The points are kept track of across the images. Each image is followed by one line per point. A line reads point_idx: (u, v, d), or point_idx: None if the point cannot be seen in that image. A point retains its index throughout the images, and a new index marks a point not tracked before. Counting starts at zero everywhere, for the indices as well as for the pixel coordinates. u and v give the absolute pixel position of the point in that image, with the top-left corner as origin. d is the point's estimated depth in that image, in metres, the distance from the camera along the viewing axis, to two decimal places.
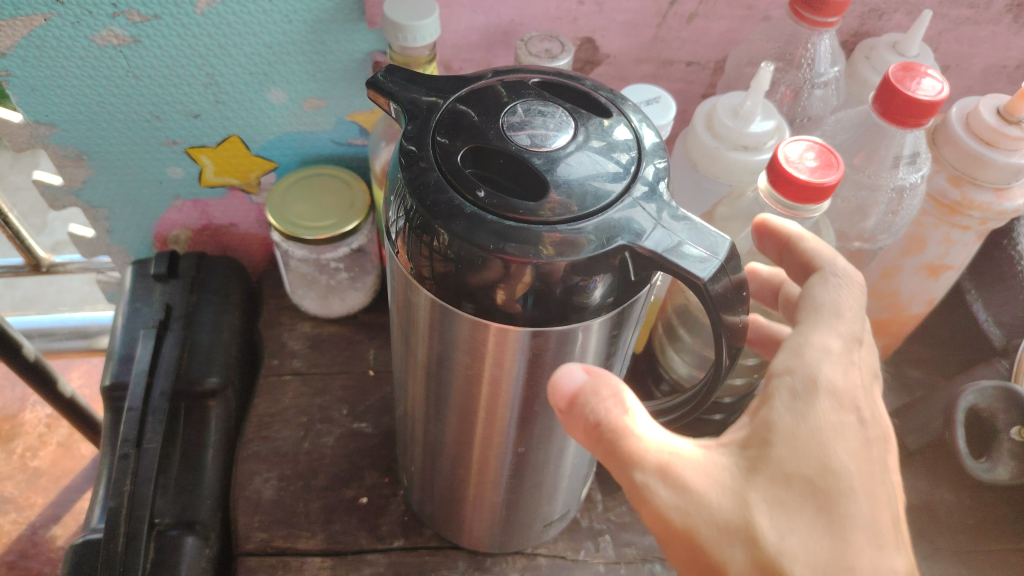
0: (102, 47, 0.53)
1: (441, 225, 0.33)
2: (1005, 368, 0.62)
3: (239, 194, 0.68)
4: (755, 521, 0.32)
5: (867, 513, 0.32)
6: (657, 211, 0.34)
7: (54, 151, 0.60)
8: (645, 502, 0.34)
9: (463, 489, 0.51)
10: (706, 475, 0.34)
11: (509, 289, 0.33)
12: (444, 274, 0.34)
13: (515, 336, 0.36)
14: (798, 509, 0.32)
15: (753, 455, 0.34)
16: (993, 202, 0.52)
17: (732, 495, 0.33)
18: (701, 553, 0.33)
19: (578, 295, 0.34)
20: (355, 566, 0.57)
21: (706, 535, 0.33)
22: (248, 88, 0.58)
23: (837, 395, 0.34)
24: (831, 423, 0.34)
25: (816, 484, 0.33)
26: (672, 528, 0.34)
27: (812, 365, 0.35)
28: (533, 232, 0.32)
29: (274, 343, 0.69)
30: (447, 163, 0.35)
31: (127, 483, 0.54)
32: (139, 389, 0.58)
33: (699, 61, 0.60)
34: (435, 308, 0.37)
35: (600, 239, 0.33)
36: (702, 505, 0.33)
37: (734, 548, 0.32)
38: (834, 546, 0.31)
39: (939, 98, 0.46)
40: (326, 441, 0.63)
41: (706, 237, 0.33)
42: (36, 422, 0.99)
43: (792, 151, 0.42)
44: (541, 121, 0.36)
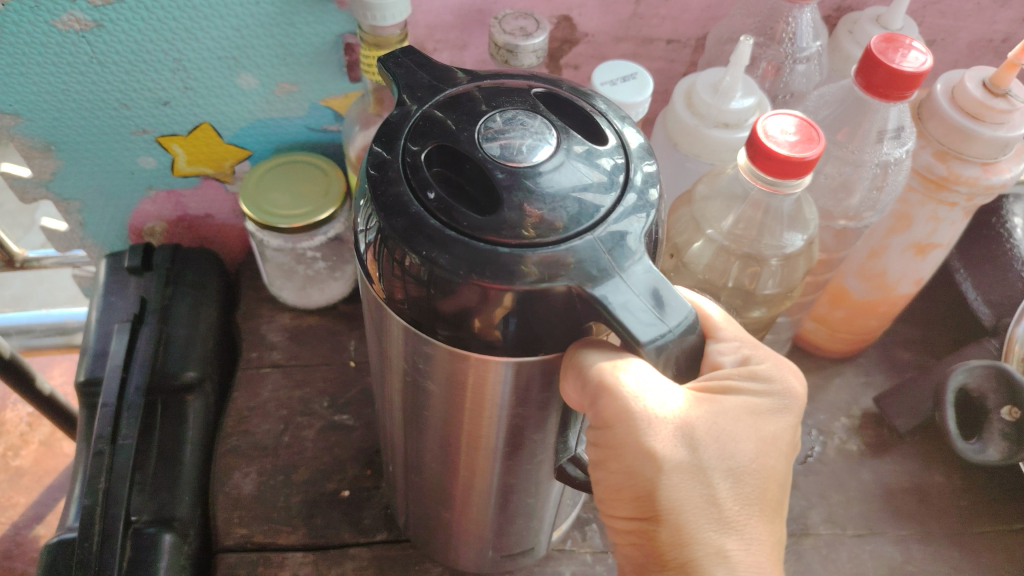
0: (63, 32, 0.52)
1: (410, 247, 0.31)
2: (996, 347, 0.61)
3: (214, 183, 0.66)
4: (703, 459, 0.36)
5: (779, 474, 0.38)
6: (624, 253, 0.31)
7: (21, 143, 0.59)
8: (605, 425, 0.35)
9: (442, 508, 0.49)
10: (673, 420, 0.35)
11: (486, 316, 0.32)
12: (418, 296, 0.32)
13: (497, 372, 0.35)
14: (739, 458, 0.37)
15: (716, 403, 0.37)
16: (979, 177, 0.51)
17: (689, 433, 0.36)
18: (644, 473, 0.36)
19: (556, 314, 0.32)
20: (337, 561, 0.56)
21: (653, 462, 0.35)
22: (217, 74, 0.57)
23: (788, 389, 0.39)
24: (773, 403, 0.39)
25: (753, 444, 0.37)
26: (620, 452, 0.36)
27: (772, 365, 0.39)
28: (507, 259, 0.31)
29: (253, 335, 0.68)
30: (415, 177, 0.33)
31: (102, 479, 0.52)
32: (114, 385, 0.56)
33: (680, 39, 0.59)
34: (408, 334, 0.35)
35: (543, 272, 0.30)
36: (661, 443, 0.35)
37: (679, 478, 0.36)
38: (756, 492, 0.37)
39: (923, 70, 0.45)
40: (307, 434, 0.62)
41: (667, 300, 0.31)
42: (17, 421, 0.98)
43: (772, 126, 0.41)
44: (519, 132, 0.34)
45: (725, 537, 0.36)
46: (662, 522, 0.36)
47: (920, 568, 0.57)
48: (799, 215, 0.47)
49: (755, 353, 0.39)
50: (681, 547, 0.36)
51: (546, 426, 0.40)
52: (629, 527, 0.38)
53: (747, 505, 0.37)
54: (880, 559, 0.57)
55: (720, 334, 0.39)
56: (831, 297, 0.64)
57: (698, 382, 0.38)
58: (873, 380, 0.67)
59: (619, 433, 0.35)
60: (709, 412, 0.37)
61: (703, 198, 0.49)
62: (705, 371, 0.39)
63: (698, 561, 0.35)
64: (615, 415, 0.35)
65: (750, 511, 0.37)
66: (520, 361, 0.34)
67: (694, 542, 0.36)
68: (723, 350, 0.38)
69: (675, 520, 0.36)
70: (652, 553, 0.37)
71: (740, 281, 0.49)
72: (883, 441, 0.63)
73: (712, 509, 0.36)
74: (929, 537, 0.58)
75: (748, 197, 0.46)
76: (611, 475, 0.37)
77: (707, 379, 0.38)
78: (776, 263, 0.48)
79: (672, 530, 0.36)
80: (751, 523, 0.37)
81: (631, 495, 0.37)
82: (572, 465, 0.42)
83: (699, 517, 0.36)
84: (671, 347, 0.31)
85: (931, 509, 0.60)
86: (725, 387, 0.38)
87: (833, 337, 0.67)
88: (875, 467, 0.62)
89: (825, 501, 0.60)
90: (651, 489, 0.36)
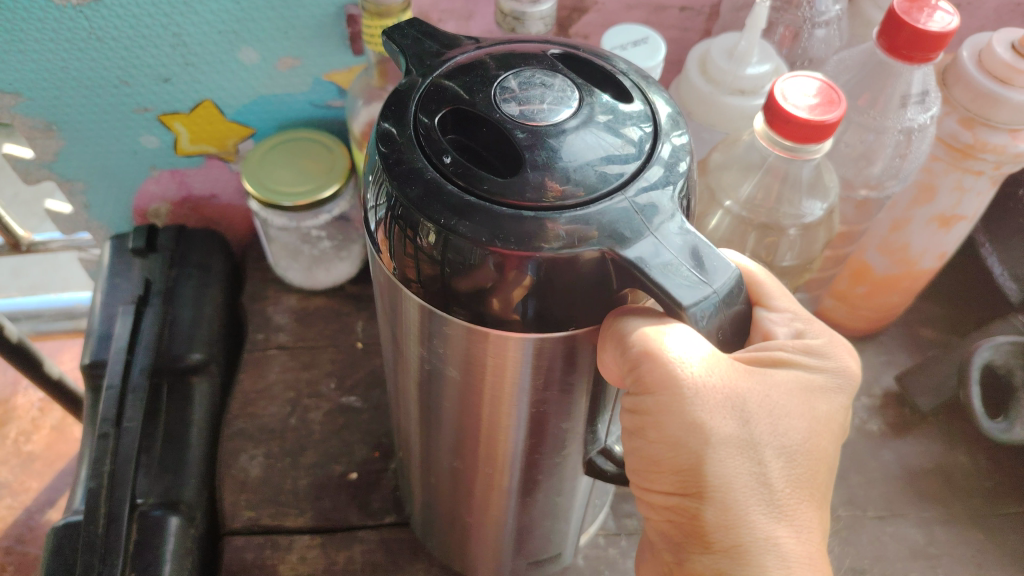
0: (60, 7, 0.51)
1: (426, 214, 0.30)
2: (1022, 324, 0.59)
3: (218, 162, 0.65)
4: (755, 434, 0.34)
5: (830, 456, 0.37)
6: (657, 214, 0.30)
7: (22, 123, 0.58)
8: (648, 391, 0.33)
9: (457, 505, 0.47)
10: (725, 393, 0.33)
11: (506, 294, 0.30)
12: (432, 271, 0.31)
13: (518, 351, 0.33)
14: (791, 437, 0.35)
15: (768, 377, 0.35)
16: (1008, 144, 0.49)
17: (742, 407, 0.34)
18: (690, 447, 0.33)
19: (582, 286, 0.30)
20: (345, 544, 0.55)
21: (701, 435, 0.33)
22: (218, 49, 0.56)
23: (843, 369, 0.38)
24: (828, 381, 0.37)
25: (806, 423, 0.35)
26: (662, 420, 0.33)
27: (827, 342, 0.38)
28: (532, 224, 0.29)
29: (259, 317, 0.67)
30: (429, 143, 0.31)
31: (107, 462, 0.51)
32: (118, 367, 0.56)
33: (694, 6, 0.57)
34: (423, 314, 0.33)
35: (571, 237, 0.29)
36: (710, 415, 0.33)
37: (729, 454, 0.33)
38: (807, 475, 0.35)
39: (950, 30, 0.43)
40: (314, 416, 0.61)
41: (707, 258, 0.30)
42: (29, 406, 0.98)
43: (790, 89, 0.39)
44: (539, 94, 0.32)
45: (776, 522, 0.34)
46: (706, 501, 0.34)
47: (944, 550, 0.55)
48: (819, 182, 0.45)
49: (807, 329, 0.38)
50: (727, 529, 0.33)
51: (574, 414, 0.38)
52: (666, 503, 0.35)
53: (798, 487, 0.35)
54: (902, 542, 0.55)
55: (773, 303, 0.37)
56: (852, 274, 0.62)
57: (751, 353, 0.36)
58: (895, 358, 0.65)
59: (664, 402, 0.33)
60: (761, 384, 0.35)
61: (719, 166, 0.47)
62: (756, 340, 0.37)
63: (746, 544, 0.33)
64: (660, 381, 0.32)
65: (801, 493, 0.35)
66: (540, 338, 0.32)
67: (743, 524, 0.33)
68: (776, 320, 0.37)
69: (721, 498, 0.33)
70: (691, 532, 0.35)
71: (756, 255, 0.47)
72: (905, 420, 0.62)
73: (763, 490, 0.34)
74: (952, 519, 0.56)
75: (765, 165, 0.44)
76: (650, 447, 0.34)
77: (757, 350, 0.36)
78: (794, 233, 0.46)
79: (718, 511, 0.34)
80: (802, 507, 0.35)
81: (672, 470, 0.34)
82: (602, 458, 0.41)
83: (749, 497, 0.34)
84: (718, 313, 0.29)
85: (955, 490, 0.58)
86: (776, 359, 0.36)
87: (854, 314, 0.65)
88: (897, 448, 0.60)
89: (844, 481, 0.58)
90: (696, 465, 0.33)
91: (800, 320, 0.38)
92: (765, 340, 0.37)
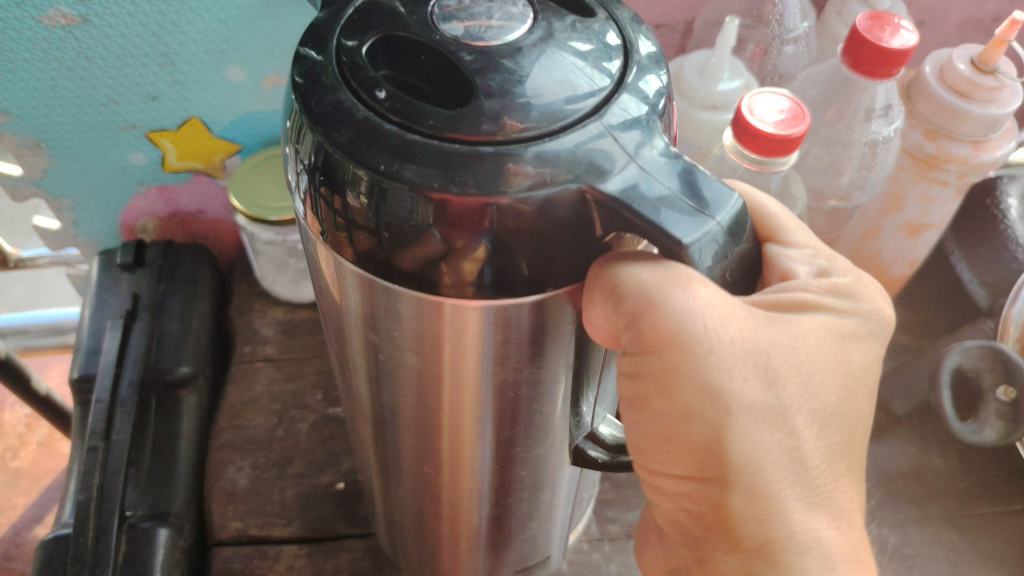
0: (50, 28, 0.52)
1: (358, 161, 0.27)
2: (990, 329, 0.61)
3: (205, 178, 0.66)
4: (783, 398, 0.31)
5: (860, 415, 0.34)
6: (636, 141, 0.27)
7: (11, 141, 0.59)
8: (654, 351, 0.30)
9: (441, 529, 0.46)
10: (746, 350, 0.30)
11: (455, 268, 0.27)
12: (368, 236, 0.28)
13: (477, 329, 0.30)
14: (820, 400, 0.32)
15: (791, 327, 0.32)
16: (970, 155, 0.51)
17: (766, 367, 0.31)
18: (710, 420, 0.30)
19: (546, 243, 0.27)
20: (332, 553, 0.55)
21: (723, 404, 0.30)
22: (204, 68, 0.57)
23: (873, 313, 0.35)
24: (858, 325, 0.35)
25: (839, 381, 0.33)
26: (672, 387, 0.30)
27: (852, 282, 0.35)
28: (490, 166, 0.26)
29: (246, 330, 0.68)
30: (358, 76, 0.28)
31: (96, 475, 0.52)
32: (107, 381, 0.57)
33: (669, 24, 0.59)
34: (363, 286, 0.30)
35: (541, 172, 0.26)
36: (732, 376, 0.30)
37: (756, 426, 0.31)
38: (839, 440, 0.33)
39: (909, 48, 0.45)
40: (300, 427, 0.62)
41: (701, 184, 0.27)
42: (15, 422, 0.98)
43: (757, 104, 0.41)
44: (484, 11, 0.30)
45: (812, 512, 0.32)
46: (731, 487, 0.31)
47: (918, 550, 0.56)
48: (786, 193, 0.47)
49: (831, 267, 0.36)
50: (756, 514, 0.31)
51: (555, 423, 0.38)
52: (680, 489, 0.33)
53: (833, 456, 0.33)
54: (877, 542, 0.57)
55: (789, 239, 0.35)
56: None
57: (770, 297, 0.33)
58: None
59: (675, 362, 0.30)
60: (787, 337, 0.32)
61: None
62: (776, 281, 0.34)
63: (780, 540, 0.31)
64: (670, 336, 0.29)
65: (833, 461, 0.33)
66: (496, 336, 0.31)
67: (775, 515, 0.31)
68: (795, 258, 0.34)
69: (749, 481, 0.31)
70: (714, 523, 0.33)
71: None
72: (880, 424, 0.63)
73: (797, 467, 0.31)
74: (926, 519, 0.58)
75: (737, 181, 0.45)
76: (656, 423, 0.32)
77: (776, 293, 0.33)
78: None
79: (745, 497, 0.31)
80: (834, 476, 0.33)
81: (686, 449, 0.31)
82: (591, 446, 0.40)
83: (779, 475, 0.31)
84: (723, 249, 0.27)
85: (929, 492, 0.59)
86: (799, 303, 0.33)
87: None
88: (872, 451, 0.62)
89: None
90: (717, 443, 0.30)
91: (819, 258, 0.35)
92: (784, 281, 0.34)
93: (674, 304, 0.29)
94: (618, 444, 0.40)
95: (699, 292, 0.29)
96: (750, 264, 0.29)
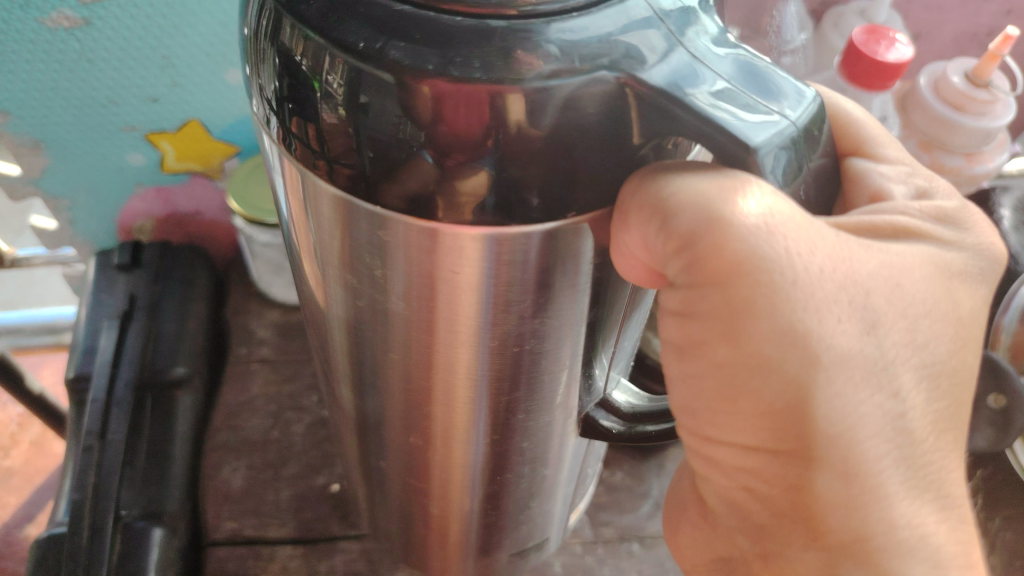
0: (52, 30, 0.52)
1: (330, 60, 0.22)
2: None
3: (202, 179, 0.67)
4: (885, 348, 0.25)
5: (963, 374, 0.28)
6: (679, 27, 0.23)
7: (10, 141, 0.58)
8: (709, 283, 0.24)
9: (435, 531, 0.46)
10: (837, 281, 0.24)
11: (451, 199, 0.22)
12: (350, 160, 0.23)
13: (476, 267, 0.25)
14: (923, 354, 0.26)
15: (889, 253, 0.26)
16: (963, 165, 0.53)
17: (863, 305, 0.25)
18: (791, 376, 0.24)
19: (570, 158, 0.22)
20: (326, 554, 0.55)
21: (809, 352, 0.24)
22: (205, 70, 0.58)
23: (980, 250, 0.29)
24: (965, 262, 0.29)
25: (943, 331, 0.27)
26: (741, 329, 0.24)
27: (956, 202, 0.30)
28: (496, 46, 0.21)
29: (242, 332, 0.69)
30: None
31: (91, 475, 0.52)
32: (103, 381, 0.57)
33: None
34: (342, 211, 0.25)
35: (571, 57, 0.21)
36: (821, 318, 0.24)
37: (853, 385, 0.24)
38: (941, 407, 0.27)
39: (905, 62, 0.45)
40: (296, 429, 0.62)
41: (764, 82, 0.23)
42: (8, 421, 0.98)
43: None
44: None
45: (916, 500, 0.26)
46: (816, 466, 0.25)
47: None
48: None
49: (933, 189, 0.30)
50: (843, 495, 0.25)
51: (560, 441, 0.38)
52: (743, 463, 0.27)
53: (937, 424, 0.27)
54: None
55: (880, 153, 0.30)
56: None
57: (864, 218, 0.27)
58: None
59: (743, 298, 0.23)
60: (884, 270, 0.26)
61: None
62: (864, 198, 0.29)
63: (876, 537, 0.25)
64: (733, 264, 0.23)
65: (936, 429, 0.27)
66: (497, 312, 0.27)
67: (871, 501, 0.25)
68: (888, 174, 0.30)
69: (841, 456, 0.24)
70: (788, 507, 0.27)
71: None
72: None
73: (901, 438, 0.26)
74: None
75: None
76: (716, 378, 0.25)
77: (870, 216, 0.28)
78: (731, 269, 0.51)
79: (834, 479, 0.25)
80: (937, 449, 0.27)
81: (755, 413, 0.25)
82: (605, 415, 0.37)
83: (878, 451, 0.25)
84: (795, 154, 0.22)
85: None
86: (897, 229, 0.28)
87: None
88: None
89: None
90: (799, 409, 0.24)
91: (915, 177, 0.31)
92: (876, 202, 0.29)
93: (737, 224, 0.23)
94: (634, 412, 0.37)
95: (772, 209, 0.23)
96: (822, 182, 0.25)
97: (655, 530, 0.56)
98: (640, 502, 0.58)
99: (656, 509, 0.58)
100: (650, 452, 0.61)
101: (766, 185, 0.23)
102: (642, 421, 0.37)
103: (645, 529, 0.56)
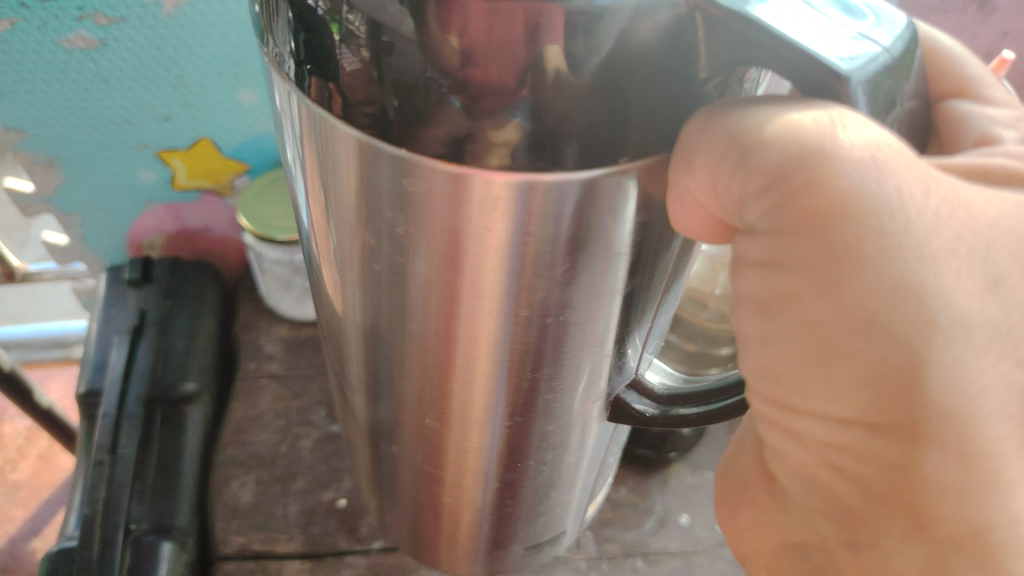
0: (68, 51, 0.53)
1: (351, 0, 0.21)
2: None
3: (213, 197, 0.68)
4: (1012, 310, 0.20)
5: None
6: None
7: (24, 158, 0.59)
8: (799, 229, 0.20)
9: (442, 541, 0.47)
10: (955, 227, 0.20)
11: (482, 160, 0.21)
12: (372, 106, 0.22)
13: (507, 223, 0.23)
14: None
15: (1011, 197, 0.22)
16: None
17: (986, 258, 0.20)
18: (901, 340, 0.19)
19: (616, 101, 0.21)
20: (334, 568, 0.54)
21: (922, 311, 0.19)
22: (216, 91, 0.59)
23: None
24: None
25: None
26: (837, 281, 0.19)
27: None
28: None
29: (251, 347, 0.70)
30: None
31: (102, 489, 0.53)
32: (114, 396, 0.58)
33: None
34: (365, 159, 0.23)
35: None
36: (937, 269, 0.19)
37: (978, 355, 0.19)
38: None
39: None
40: (304, 443, 0.63)
41: (852, 18, 0.22)
42: (15, 434, 0.99)
43: None
44: None
45: None
46: (925, 444, 0.20)
47: None
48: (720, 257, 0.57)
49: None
50: (957, 486, 0.20)
51: (578, 446, 0.39)
52: (830, 441, 0.22)
53: None
54: None
55: (985, 93, 0.28)
56: None
57: (971, 161, 0.23)
58: None
59: (844, 245, 0.19)
60: (1006, 219, 0.21)
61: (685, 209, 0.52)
62: (967, 134, 0.27)
63: (994, 530, 0.20)
64: (833, 204, 0.19)
65: None
66: (523, 292, 0.26)
67: (988, 489, 0.20)
68: (996, 118, 0.27)
69: (958, 438, 0.19)
70: (885, 492, 0.21)
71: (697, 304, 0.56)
72: None
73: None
74: None
75: None
76: (803, 338, 0.21)
77: (979, 159, 0.24)
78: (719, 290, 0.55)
79: (947, 460, 0.20)
80: None
81: (853, 381, 0.20)
82: (641, 402, 0.37)
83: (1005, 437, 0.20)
84: (883, 86, 0.21)
85: None
86: (1010, 174, 0.23)
87: None
88: None
89: None
90: (912, 377, 0.19)
91: None
92: (982, 144, 0.26)
93: (839, 156, 0.19)
94: (669, 395, 0.37)
95: (876, 141, 0.20)
96: (913, 123, 0.24)
97: (658, 546, 0.57)
98: (644, 518, 0.59)
99: (659, 525, 0.58)
100: (653, 468, 0.62)
101: (864, 117, 0.20)
102: (677, 405, 0.37)
103: (649, 545, 0.57)
